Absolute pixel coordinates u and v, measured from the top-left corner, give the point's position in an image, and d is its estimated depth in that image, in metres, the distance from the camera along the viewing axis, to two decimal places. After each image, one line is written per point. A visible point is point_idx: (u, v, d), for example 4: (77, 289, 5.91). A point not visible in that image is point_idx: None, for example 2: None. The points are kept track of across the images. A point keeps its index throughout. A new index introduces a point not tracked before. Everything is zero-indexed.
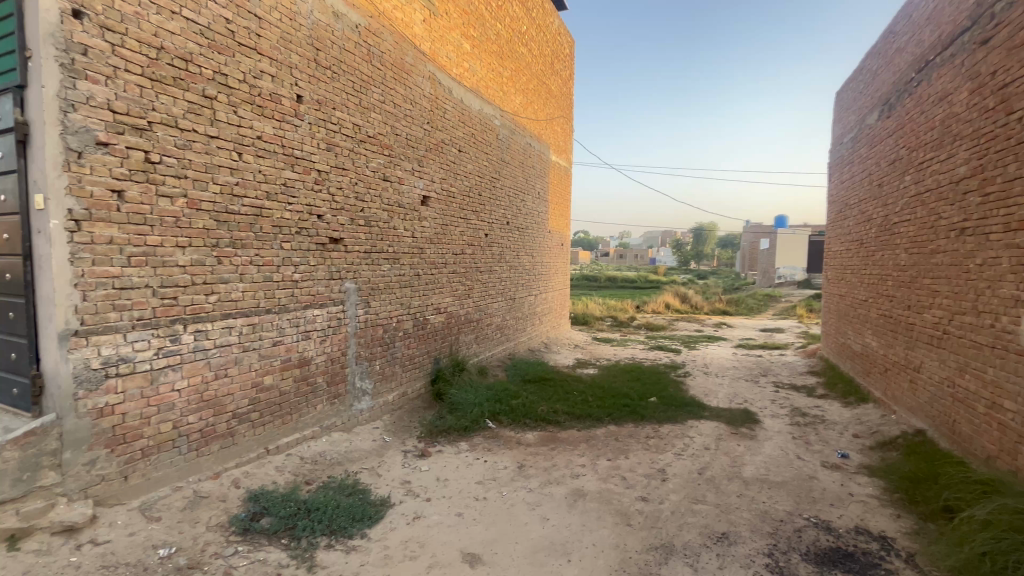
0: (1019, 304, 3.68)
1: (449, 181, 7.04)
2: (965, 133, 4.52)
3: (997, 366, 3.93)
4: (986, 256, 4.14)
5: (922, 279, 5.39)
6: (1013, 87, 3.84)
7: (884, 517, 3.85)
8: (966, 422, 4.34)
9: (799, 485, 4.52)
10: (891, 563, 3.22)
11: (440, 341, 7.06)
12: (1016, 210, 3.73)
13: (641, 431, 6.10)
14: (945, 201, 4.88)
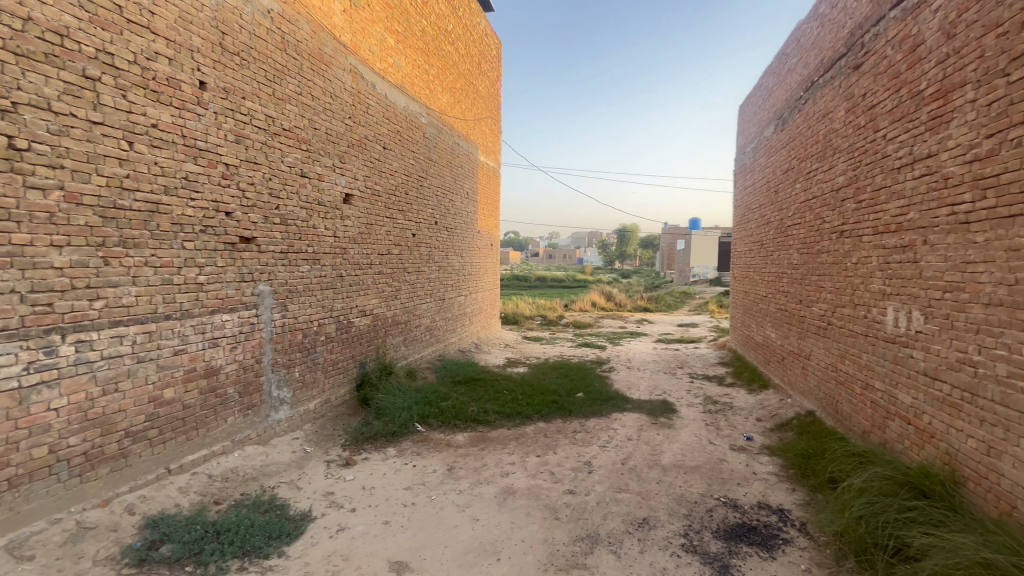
0: (885, 297, 4.22)
1: (373, 179, 6.80)
2: (843, 147, 5.12)
3: (870, 352, 4.48)
4: (860, 255, 4.71)
5: (810, 276, 6.03)
6: (879, 108, 4.41)
7: (781, 492, 4.26)
8: (846, 402, 4.91)
9: (711, 468, 4.88)
10: (788, 533, 3.57)
11: (367, 345, 6.81)
12: (882, 215, 4.28)
13: (569, 426, 6.27)
14: (828, 207, 5.49)
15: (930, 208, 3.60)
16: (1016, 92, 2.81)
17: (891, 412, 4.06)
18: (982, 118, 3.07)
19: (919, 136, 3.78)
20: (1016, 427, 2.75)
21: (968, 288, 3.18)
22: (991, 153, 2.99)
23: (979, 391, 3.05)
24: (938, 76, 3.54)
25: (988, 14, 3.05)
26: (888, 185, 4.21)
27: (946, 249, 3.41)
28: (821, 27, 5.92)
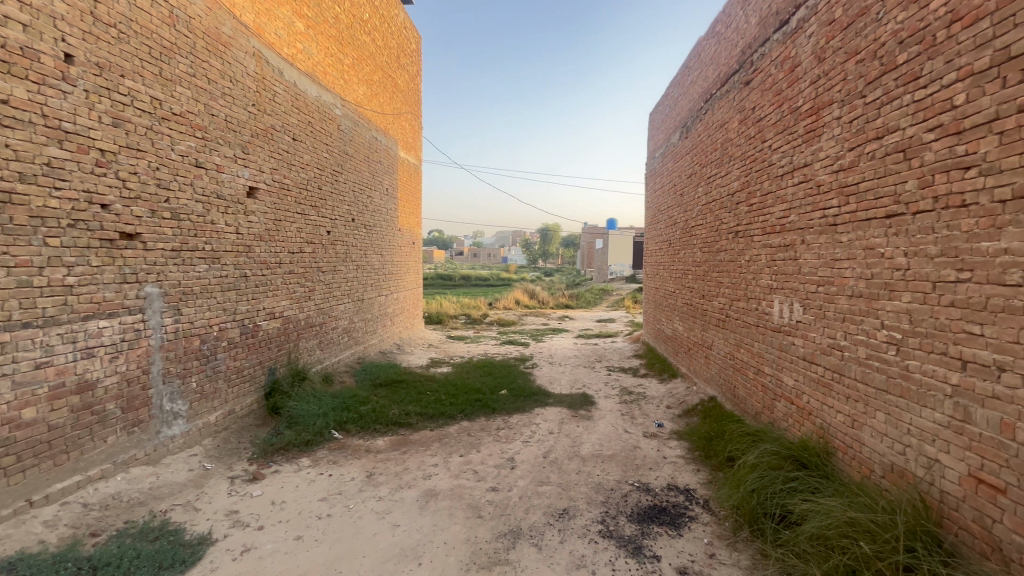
0: (772, 291, 4.69)
1: (281, 172, 6.35)
2: (737, 155, 5.63)
3: (760, 340, 4.97)
4: (751, 253, 5.21)
5: (711, 273, 6.57)
6: (765, 121, 4.90)
7: (688, 473, 4.59)
8: (742, 386, 5.40)
9: (626, 455, 5.15)
10: (693, 510, 3.85)
11: (276, 350, 6.35)
12: (769, 217, 4.75)
13: (492, 423, 6.30)
14: (726, 209, 5.99)
15: (806, 212, 4.07)
16: (871, 111, 3.24)
17: (778, 394, 4.53)
18: (846, 133, 3.50)
19: (798, 147, 4.24)
20: (873, 401, 3.18)
21: (836, 282, 3.62)
22: (852, 164, 3.43)
23: (845, 372, 3.48)
24: (812, 95, 4.00)
25: (850, 42, 3.48)
26: (774, 190, 4.68)
27: (819, 247, 3.86)
28: (718, 44, 6.45)
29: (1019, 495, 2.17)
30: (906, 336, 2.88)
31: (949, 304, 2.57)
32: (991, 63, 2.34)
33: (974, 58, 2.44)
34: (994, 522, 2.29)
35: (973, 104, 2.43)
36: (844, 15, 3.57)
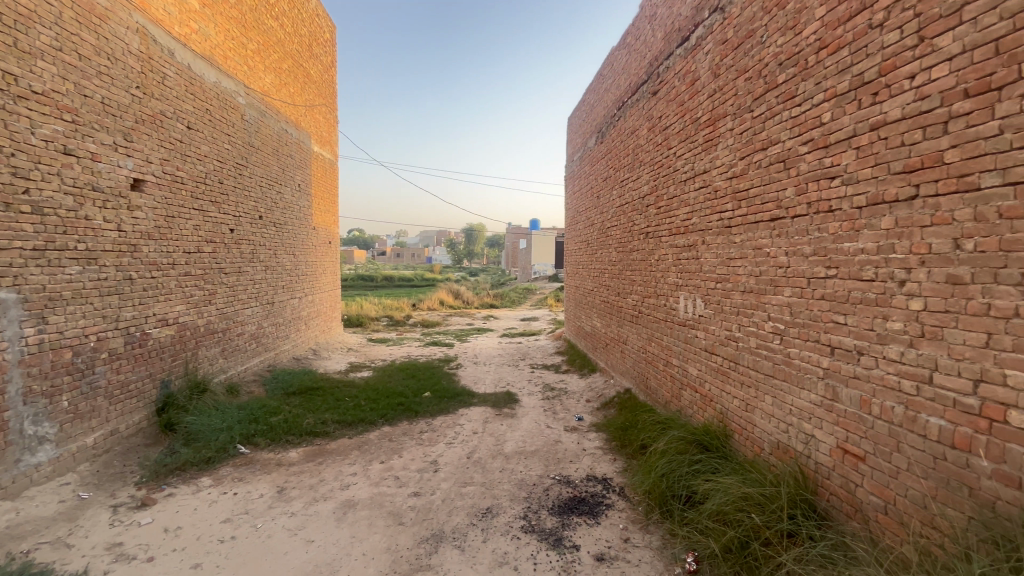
0: (678, 288, 5.04)
1: (173, 163, 5.74)
2: (647, 161, 5.98)
3: (668, 334, 5.32)
4: (660, 253, 5.56)
5: (625, 271, 6.92)
6: (670, 129, 5.25)
7: (605, 463, 4.80)
8: (653, 377, 5.75)
9: (548, 450, 5.28)
10: (609, 498, 4.04)
11: (171, 360, 5.73)
12: (674, 219, 5.11)
13: (415, 427, 6.17)
14: (637, 211, 6.35)
15: (705, 215, 4.42)
16: (758, 125, 3.58)
17: (684, 383, 4.87)
18: (738, 143, 3.85)
19: (698, 155, 4.59)
20: (762, 386, 3.52)
21: (731, 279, 3.97)
22: (743, 171, 3.78)
23: (740, 360, 3.83)
24: (710, 107, 4.35)
25: (740, 61, 3.83)
26: (678, 194, 5.04)
27: (717, 247, 4.21)
28: (628, 55, 6.81)
29: (874, 461, 2.50)
30: (788, 327, 3.23)
31: (820, 297, 2.91)
32: (849, 87, 2.68)
33: (837, 81, 2.77)
34: (856, 486, 2.62)
35: (837, 122, 2.77)
36: (734, 36, 3.92)
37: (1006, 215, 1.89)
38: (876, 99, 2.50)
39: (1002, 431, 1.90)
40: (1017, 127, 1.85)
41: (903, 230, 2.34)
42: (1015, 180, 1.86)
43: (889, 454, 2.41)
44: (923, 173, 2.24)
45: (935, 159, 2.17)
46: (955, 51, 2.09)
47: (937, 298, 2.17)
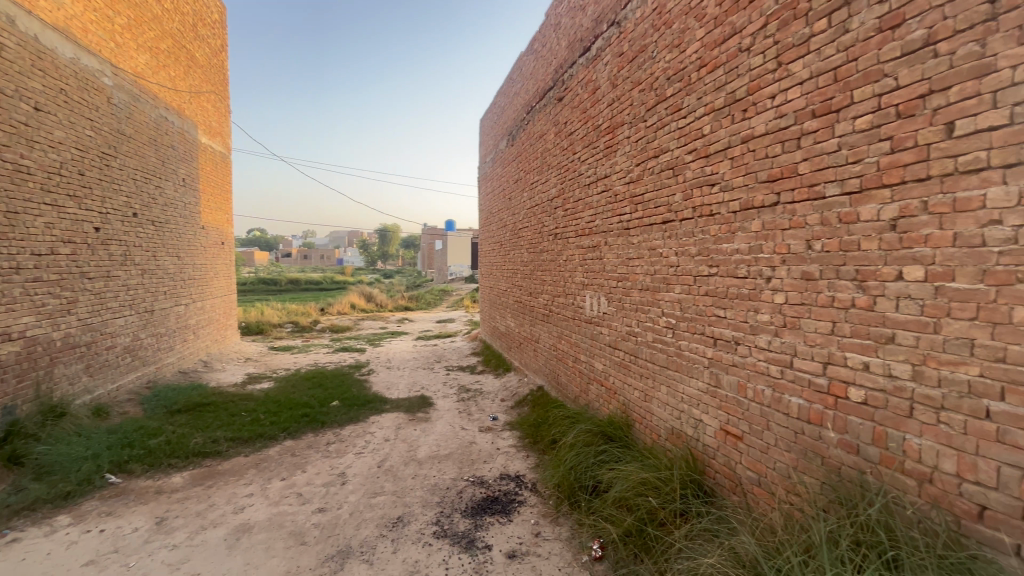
0: (584, 287, 5.25)
1: (16, 149, 4.88)
2: (554, 164, 6.19)
3: (576, 332, 5.54)
4: (567, 253, 5.77)
5: (536, 271, 7.10)
6: (574, 134, 5.47)
7: (518, 460, 4.87)
8: (563, 374, 5.96)
9: (462, 452, 5.24)
10: (522, 495, 4.10)
11: (15, 381, 4.86)
12: (580, 221, 5.33)
13: (321, 439, 5.81)
14: (546, 213, 6.53)
15: (607, 217, 4.66)
16: (651, 134, 3.84)
17: (591, 377, 5.10)
18: (634, 150, 4.10)
19: (600, 160, 4.83)
20: (658, 377, 3.78)
21: (630, 278, 4.22)
22: (639, 177, 4.03)
23: (639, 354, 4.08)
24: (609, 115, 4.59)
25: (635, 73, 4.08)
26: (582, 197, 5.27)
27: (618, 248, 4.45)
28: (536, 61, 6.99)
29: (750, 439, 2.78)
30: (679, 322, 3.50)
31: (705, 293, 3.19)
32: (725, 102, 2.96)
33: (715, 96, 3.05)
34: (735, 463, 2.90)
35: (715, 134, 3.05)
36: (630, 50, 4.17)
37: (844, 219, 2.18)
38: (746, 115, 2.79)
39: (845, 405, 2.20)
40: (851, 144, 2.15)
41: (769, 232, 2.62)
42: (850, 190, 2.16)
43: (761, 432, 2.69)
44: (782, 182, 2.53)
45: (791, 170, 2.47)
46: (805, 75, 2.38)
47: (795, 292, 2.46)
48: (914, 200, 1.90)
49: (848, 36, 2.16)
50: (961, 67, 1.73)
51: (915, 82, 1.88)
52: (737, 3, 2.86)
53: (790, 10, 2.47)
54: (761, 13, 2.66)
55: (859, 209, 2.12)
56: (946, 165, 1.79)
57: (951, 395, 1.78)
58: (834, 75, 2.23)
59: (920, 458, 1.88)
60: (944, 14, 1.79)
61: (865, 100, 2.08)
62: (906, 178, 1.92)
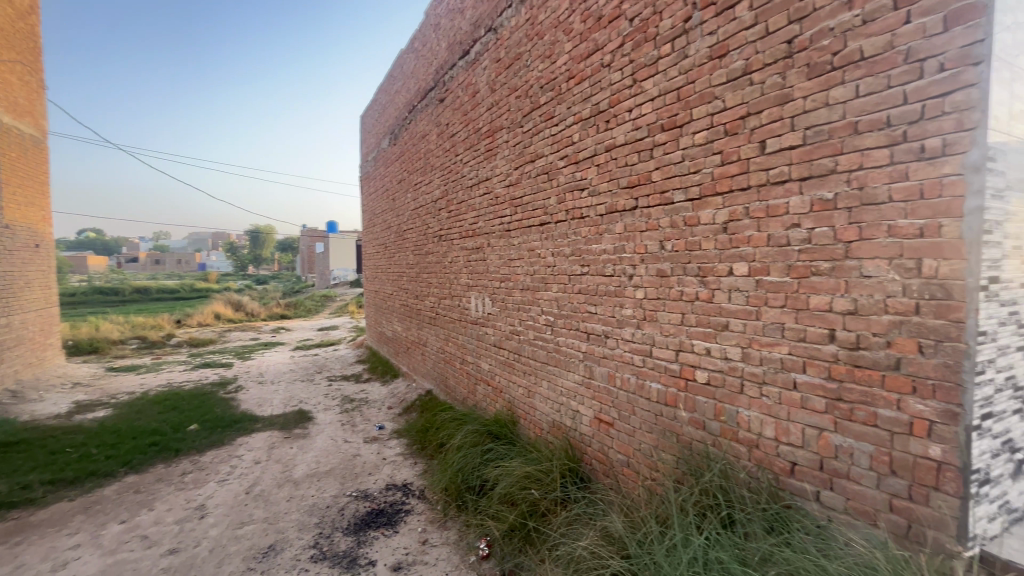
0: (469, 288, 5.28)
1: None
2: (437, 165, 6.13)
3: (463, 333, 5.54)
4: (452, 255, 5.76)
5: (421, 274, 6.97)
6: (456, 136, 5.48)
7: (406, 469, 4.73)
8: (451, 376, 5.92)
9: (344, 466, 4.94)
10: (409, 504, 3.99)
11: None
12: (463, 223, 5.35)
13: (176, 469, 5.07)
14: (431, 215, 6.44)
15: (489, 219, 4.74)
16: (527, 139, 3.98)
17: (478, 378, 5.14)
18: (513, 155, 4.22)
19: (481, 163, 4.90)
20: (539, 373, 3.93)
21: (512, 278, 4.34)
22: (517, 181, 4.16)
23: (522, 351, 4.20)
24: (488, 119, 4.68)
25: (511, 79, 4.21)
26: (465, 199, 5.29)
27: (500, 249, 4.55)
28: (416, 60, 6.89)
29: (619, 425, 3.01)
30: (556, 319, 3.68)
31: (578, 291, 3.39)
32: (590, 113, 3.18)
33: (583, 107, 3.26)
34: (608, 448, 3.13)
35: (583, 143, 3.26)
36: (506, 57, 4.29)
37: (689, 222, 2.46)
38: (609, 125, 3.02)
39: (693, 387, 2.48)
40: (692, 156, 2.43)
41: (630, 234, 2.87)
42: (692, 196, 2.44)
43: (628, 417, 2.93)
44: (639, 188, 2.78)
45: (646, 177, 2.72)
46: (655, 93, 2.65)
47: (652, 288, 2.72)
48: (739, 206, 2.20)
49: (687, 61, 2.45)
50: (769, 94, 2.05)
51: (738, 104, 2.19)
52: (599, 22, 3.09)
53: (642, 33, 2.73)
54: (619, 33, 2.91)
55: (699, 213, 2.40)
56: (760, 177, 2.10)
57: (770, 371, 2.09)
58: (677, 95, 2.50)
59: (750, 428, 2.19)
60: (756, 49, 2.10)
61: (701, 118, 2.37)
62: (733, 187, 2.22)
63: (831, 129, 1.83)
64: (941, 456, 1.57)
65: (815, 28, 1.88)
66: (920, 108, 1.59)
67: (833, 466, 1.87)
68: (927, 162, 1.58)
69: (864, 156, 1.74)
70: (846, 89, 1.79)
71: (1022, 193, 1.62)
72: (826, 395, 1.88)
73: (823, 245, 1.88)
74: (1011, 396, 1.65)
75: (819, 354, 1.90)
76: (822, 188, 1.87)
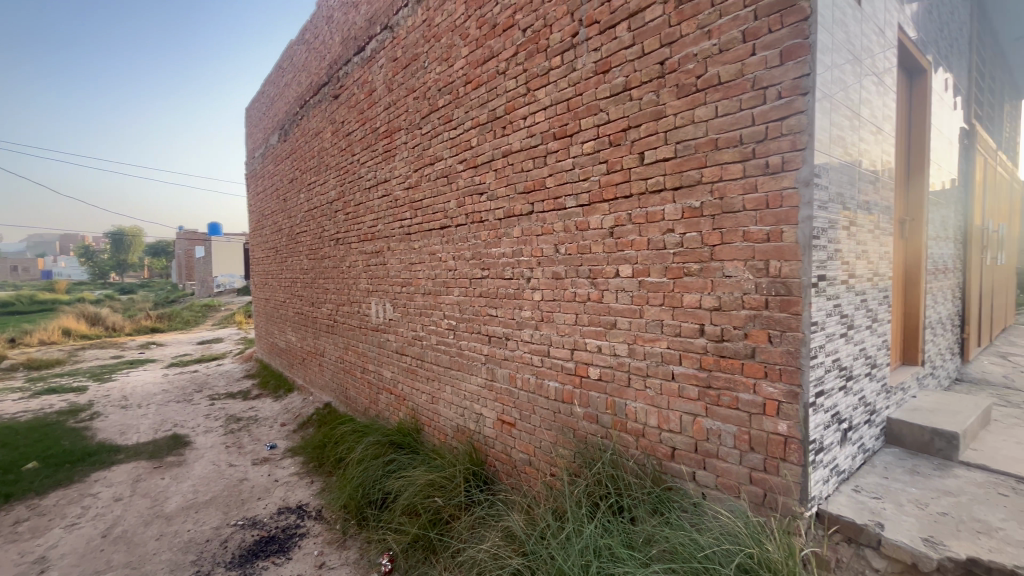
0: (369, 294, 5.07)
1: None
2: (332, 165, 5.81)
3: (363, 341, 5.29)
4: (350, 259, 5.48)
5: (317, 280, 6.55)
6: (352, 135, 5.23)
7: (301, 489, 4.39)
8: (352, 387, 5.63)
9: (228, 494, 4.46)
10: (304, 527, 3.71)
11: None
12: (361, 226, 5.12)
13: (6, 518, 4.21)
14: (326, 217, 6.08)
15: (389, 222, 4.59)
16: (426, 141, 3.93)
17: (380, 387, 4.95)
18: (412, 157, 4.13)
19: (379, 164, 4.73)
20: (442, 378, 3.89)
21: (413, 283, 4.24)
22: (417, 183, 4.08)
23: (425, 357, 4.12)
24: (386, 119, 4.53)
25: (409, 80, 4.12)
26: (363, 201, 5.08)
27: (400, 253, 4.42)
28: (308, 52, 6.49)
29: (521, 425, 3.07)
30: (458, 323, 3.66)
31: (479, 295, 3.41)
32: (488, 118, 3.21)
33: (480, 112, 3.29)
34: (510, 448, 3.17)
35: (481, 148, 3.29)
36: (403, 56, 4.20)
37: (580, 227, 2.59)
38: (505, 131, 3.08)
39: (587, 383, 2.61)
40: (581, 164, 2.56)
41: (527, 238, 2.95)
42: (582, 202, 2.57)
43: (529, 416, 3.00)
44: (535, 193, 2.87)
45: (541, 183, 2.82)
46: (547, 102, 2.75)
47: (548, 289, 2.81)
48: (622, 212, 2.36)
49: (575, 74, 2.58)
50: (646, 110, 2.23)
51: (620, 117, 2.35)
52: (493, 30, 3.14)
53: (534, 44, 2.82)
54: (513, 42, 2.98)
55: (588, 219, 2.54)
56: (640, 186, 2.27)
57: (652, 364, 2.26)
58: (567, 105, 2.63)
59: (636, 419, 2.35)
60: (634, 67, 2.28)
61: (589, 128, 2.51)
62: (617, 195, 2.38)
63: (697, 144, 2.04)
64: (787, 431, 1.81)
65: (682, 53, 2.08)
66: (764, 129, 1.83)
67: (705, 448, 2.07)
68: (771, 176, 1.82)
69: (723, 169, 1.95)
70: (707, 109, 2.00)
71: (840, 204, 1.93)
72: (699, 383, 2.08)
73: (693, 248, 2.08)
74: (837, 376, 1.96)
75: (692, 347, 2.10)
76: (691, 197, 2.07)
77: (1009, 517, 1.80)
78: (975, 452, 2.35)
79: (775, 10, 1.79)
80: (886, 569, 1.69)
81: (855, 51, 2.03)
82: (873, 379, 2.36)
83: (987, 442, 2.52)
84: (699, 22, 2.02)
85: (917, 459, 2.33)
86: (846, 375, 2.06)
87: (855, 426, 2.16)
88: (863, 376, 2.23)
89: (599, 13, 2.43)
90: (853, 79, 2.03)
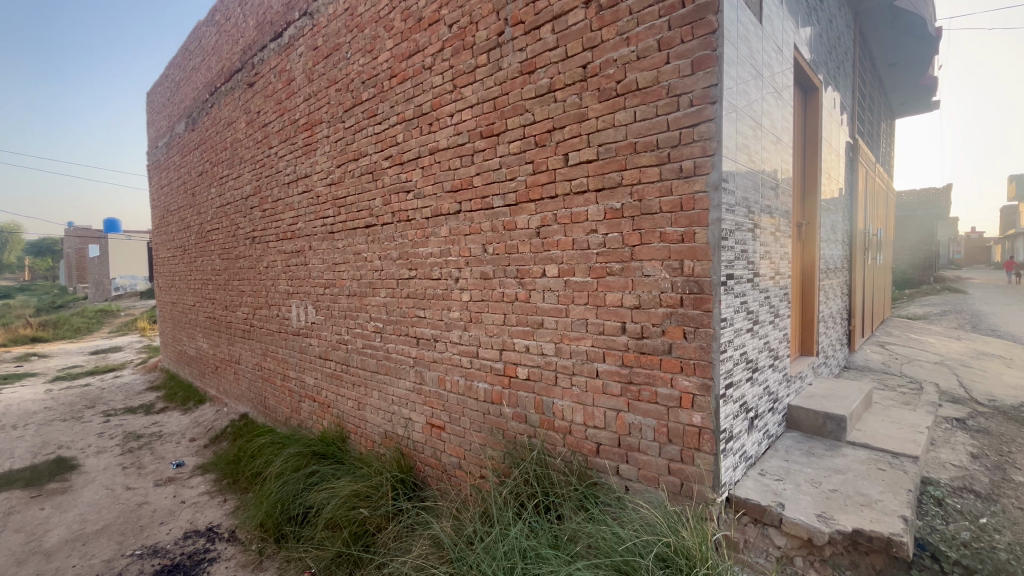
0: (289, 296, 4.76)
1: None
2: (247, 157, 5.38)
3: (283, 346, 4.96)
4: (268, 259, 5.11)
5: (231, 281, 6.05)
6: (269, 126, 4.87)
7: (211, 509, 4.03)
8: (271, 395, 5.26)
9: (124, 520, 3.99)
10: (215, 550, 3.41)
11: None
12: (280, 224, 4.80)
13: None
14: (240, 213, 5.64)
15: (311, 219, 4.33)
16: (349, 136, 3.75)
17: (302, 394, 4.66)
18: (334, 151, 3.92)
19: (298, 158, 4.45)
20: (368, 382, 3.73)
21: (337, 284, 4.03)
22: (340, 179, 3.88)
23: (350, 362, 3.94)
24: (306, 110, 4.28)
25: (330, 71, 3.91)
26: (282, 198, 4.75)
27: (322, 253, 4.19)
28: (218, 35, 6.00)
29: (451, 428, 3.01)
30: (385, 326, 3.53)
31: (406, 296, 3.31)
32: (414, 114, 3.12)
33: (406, 107, 3.19)
34: (440, 452, 3.10)
35: (407, 144, 3.19)
36: (324, 46, 3.98)
37: (507, 227, 2.58)
38: (431, 128, 3.01)
39: (515, 383, 2.60)
40: (508, 163, 2.55)
41: (454, 237, 2.90)
42: (509, 202, 2.57)
43: (459, 419, 2.95)
44: (462, 192, 2.83)
45: (468, 182, 2.78)
46: (473, 99, 2.72)
47: (476, 290, 2.78)
48: (548, 213, 2.38)
49: (501, 72, 2.56)
50: (570, 112, 2.26)
51: (545, 118, 2.37)
52: (419, 23, 3.06)
53: (460, 40, 2.78)
54: (438, 37, 2.91)
55: (515, 218, 2.54)
56: (565, 187, 2.30)
57: (578, 362, 2.30)
58: (494, 104, 2.60)
59: (563, 417, 2.38)
60: (558, 69, 2.30)
61: (515, 128, 2.51)
62: (543, 195, 2.40)
63: (618, 147, 2.10)
64: (701, 423, 1.91)
65: (603, 57, 2.13)
66: (677, 135, 1.92)
67: (628, 442, 2.13)
68: (684, 180, 1.91)
69: (642, 172, 2.02)
70: (627, 114, 2.06)
71: (745, 208, 2.08)
72: (621, 379, 2.14)
73: (615, 248, 2.13)
74: (743, 368, 2.10)
75: (615, 344, 2.15)
76: (613, 199, 2.13)
77: (886, 489, 2.02)
78: (859, 433, 2.63)
79: (687, 21, 1.88)
80: (786, 545, 1.84)
81: (757, 66, 2.18)
82: (775, 369, 2.55)
83: (869, 422, 2.83)
84: (618, 29, 2.07)
85: (813, 441, 2.56)
86: (752, 366, 2.21)
87: (760, 414, 2.32)
88: (767, 367, 2.41)
89: (524, 14, 2.43)
90: (756, 93, 2.19)
